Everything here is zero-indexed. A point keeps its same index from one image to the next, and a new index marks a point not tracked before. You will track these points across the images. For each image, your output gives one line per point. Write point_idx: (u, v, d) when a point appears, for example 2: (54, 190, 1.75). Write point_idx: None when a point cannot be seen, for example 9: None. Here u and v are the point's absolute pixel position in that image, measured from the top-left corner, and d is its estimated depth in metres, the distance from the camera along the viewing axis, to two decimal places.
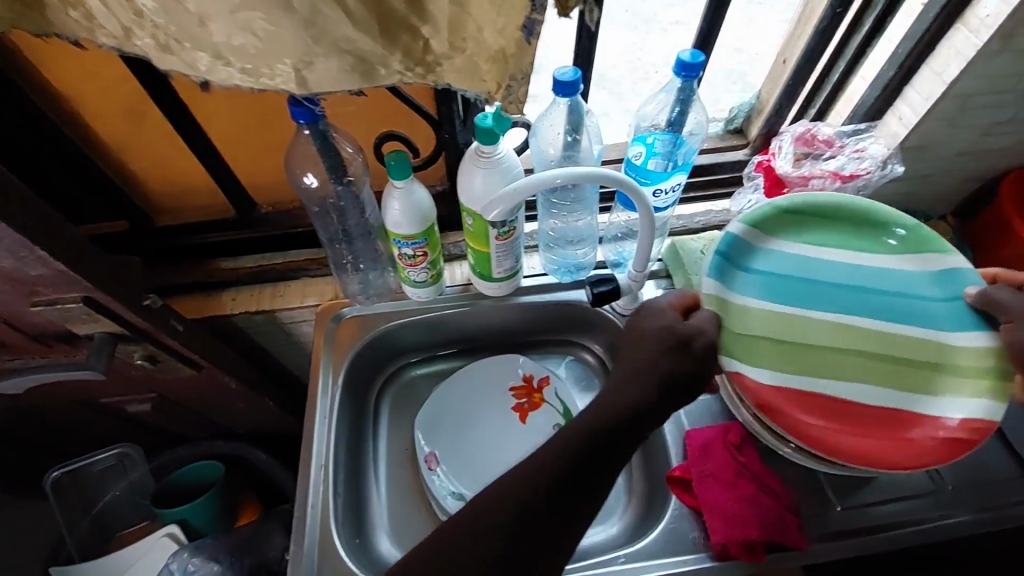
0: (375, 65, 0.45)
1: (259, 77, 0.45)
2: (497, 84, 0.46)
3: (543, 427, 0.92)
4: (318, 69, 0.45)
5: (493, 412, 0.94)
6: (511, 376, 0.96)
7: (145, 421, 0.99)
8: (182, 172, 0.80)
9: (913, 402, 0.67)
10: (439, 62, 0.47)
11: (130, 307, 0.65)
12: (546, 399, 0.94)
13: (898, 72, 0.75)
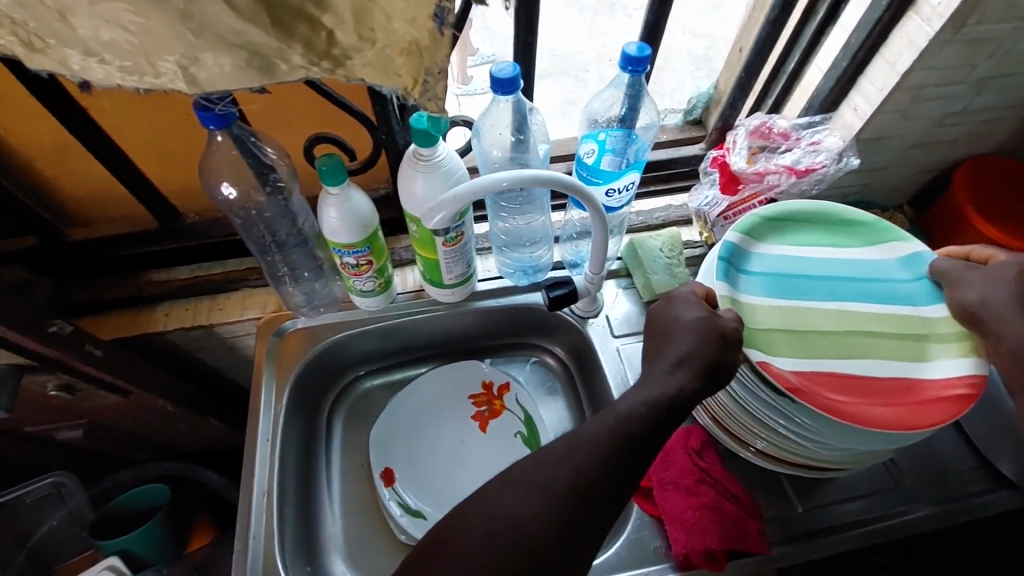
0: (273, 59, 0.40)
1: (141, 76, 0.39)
2: (413, 79, 0.41)
3: (504, 436, 0.89)
4: (208, 65, 0.39)
5: (450, 422, 0.90)
6: (470, 384, 0.93)
7: (79, 447, 0.93)
8: (93, 180, 0.73)
9: (910, 369, 0.61)
10: (348, 56, 0.41)
11: (31, 334, 0.58)
12: (507, 406, 0.91)
13: (852, 62, 0.73)
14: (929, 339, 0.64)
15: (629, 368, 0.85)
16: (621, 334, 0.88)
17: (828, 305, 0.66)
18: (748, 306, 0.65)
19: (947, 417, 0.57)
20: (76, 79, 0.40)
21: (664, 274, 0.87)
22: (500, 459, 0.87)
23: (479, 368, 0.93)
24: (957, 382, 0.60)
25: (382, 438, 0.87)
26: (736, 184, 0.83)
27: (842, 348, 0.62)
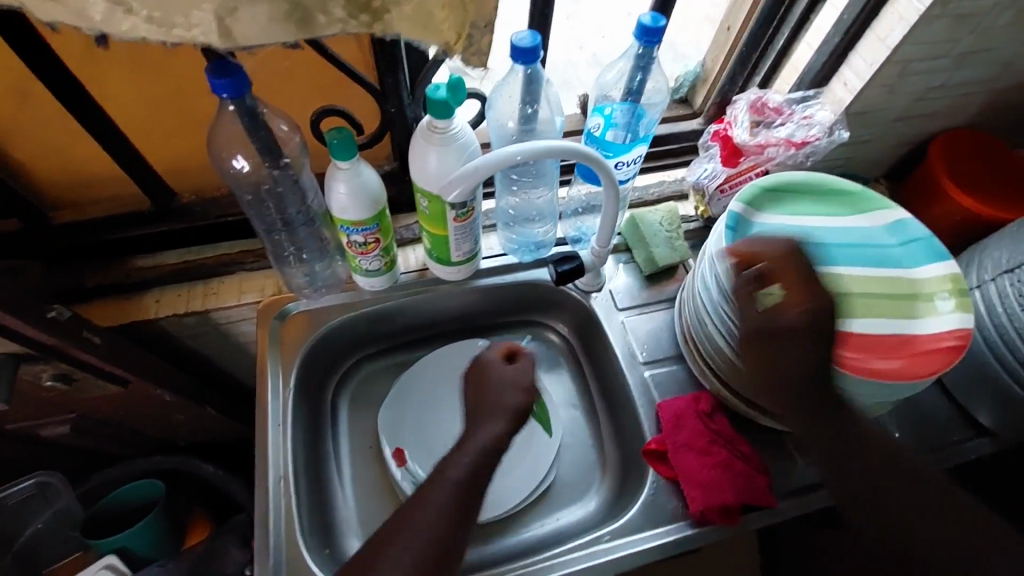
0: (312, 11, 0.39)
1: (171, 28, 0.37)
2: (457, 34, 0.42)
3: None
4: (244, 17, 0.38)
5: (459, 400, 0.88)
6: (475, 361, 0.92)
7: (65, 445, 0.88)
8: (83, 159, 0.69)
9: (903, 326, 0.65)
10: (387, 9, 0.40)
11: (30, 320, 0.55)
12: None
13: (844, 38, 0.76)
14: (917, 299, 0.67)
15: (635, 341, 0.87)
16: (625, 308, 0.90)
17: (820, 270, 0.69)
18: None
19: (940, 367, 0.61)
20: (97, 32, 0.37)
21: (665, 248, 0.90)
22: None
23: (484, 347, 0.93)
24: (946, 335, 0.63)
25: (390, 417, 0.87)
26: (737, 156, 0.85)
27: (836, 311, 0.65)
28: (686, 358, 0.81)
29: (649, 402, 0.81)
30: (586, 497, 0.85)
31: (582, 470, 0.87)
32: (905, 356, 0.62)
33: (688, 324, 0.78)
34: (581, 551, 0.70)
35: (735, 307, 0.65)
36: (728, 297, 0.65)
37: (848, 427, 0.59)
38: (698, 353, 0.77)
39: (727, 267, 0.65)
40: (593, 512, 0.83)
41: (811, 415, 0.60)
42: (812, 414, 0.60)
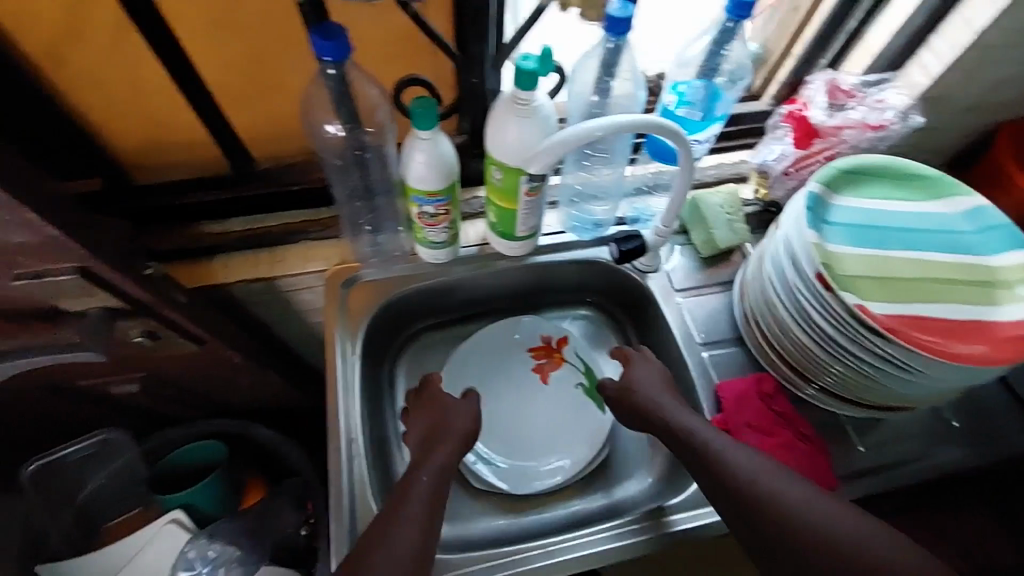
0: None
1: None
2: None
3: (567, 388, 0.89)
4: None
5: (512, 373, 0.91)
6: (528, 337, 0.93)
7: (130, 404, 0.91)
8: (167, 125, 0.70)
9: (985, 312, 0.64)
10: None
11: (129, 275, 0.56)
12: (567, 359, 0.92)
13: (927, 20, 0.75)
14: (998, 285, 0.66)
15: (691, 322, 0.86)
16: (682, 290, 0.89)
17: (904, 253, 0.67)
18: (832, 254, 0.66)
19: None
20: None
21: (726, 230, 0.89)
22: (566, 408, 0.88)
23: (538, 324, 0.93)
24: None
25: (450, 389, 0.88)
26: (811, 138, 0.83)
27: (918, 294, 0.65)
28: (747, 339, 0.82)
29: (706, 382, 0.81)
30: (640, 473, 0.85)
31: (637, 447, 0.87)
32: (987, 342, 0.62)
33: (754, 305, 0.79)
34: (646, 524, 0.72)
35: (813, 288, 0.66)
36: (805, 277, 0.66)
37: (730, 484, 0.62)
38: (762, 334, 0.78)
39: (806, 247, 0.65)
40: (649, 487, 0.84)
41: (703, 474, 0.64)
42: (716, 472, 0.63)
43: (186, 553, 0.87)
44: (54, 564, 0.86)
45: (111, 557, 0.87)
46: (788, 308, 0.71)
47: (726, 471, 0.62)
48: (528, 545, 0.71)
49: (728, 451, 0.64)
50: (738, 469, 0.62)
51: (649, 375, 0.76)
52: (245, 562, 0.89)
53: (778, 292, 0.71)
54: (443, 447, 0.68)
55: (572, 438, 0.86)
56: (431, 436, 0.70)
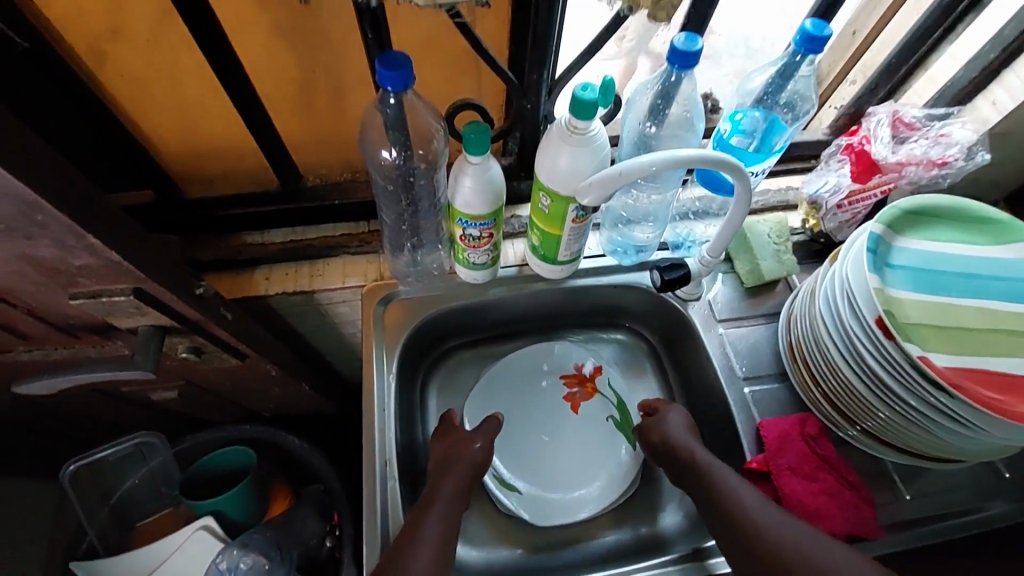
0: None
1: None
2: None
3: (598, 421, 0.87)
4: None
5: (544, 399, 0.88)
6: (562, 364, 0.90)
7: (167, 408, 0.92)
8: (219, 136, 0.70)
9: None
10: None
11: (182, 296, 0.56)
12: (599, 389, 0.89)
13: (1000, 55, 0.72)
14: None
15: (733, 355, 0.84)
16: (724, 321, 0.87)
17: (968, 301, 0.64)
18: (892, 300, 0.63)
19: None
20: None
21: (773, 260, 0.87)
22: (596, 440, 0.85)
23: (574, 351, 0.90)
24: None
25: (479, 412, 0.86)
26: (872, 173, 0.80)
27: (983, 346, 0.62)
28: (793, 376, 0.79)
29: (748, 418, 0.79)
30: (673, 508, 0.83)
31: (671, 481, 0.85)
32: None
33: (801, 343, 0.76)
34: (682, 566, 0.70)
35: (871, 334, 0.63)
36: (861, 322, 0.64)
37: (760, 546, 0.59)
38: (809, 374, 0.75)
39: (865, 290, 0.63)
40: (682, 523, 0.82)
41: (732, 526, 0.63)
42: (739, 523, 0.61)
43: (217, 564, 0.87)
44: (87, 562, 0.87)
45: (142, 560, 0.88)
46: (840, 351, 0.68)
47: (748, 523, 0.61)
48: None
49: (751, 507, 0.62)
50: (762, 522, 0.60)
51: (679, 423, 0.74)
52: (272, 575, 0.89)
53: (831, 334, 0.68)
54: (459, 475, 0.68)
55: (603, 472, 0.83)
56: (445, 464, 0.70)
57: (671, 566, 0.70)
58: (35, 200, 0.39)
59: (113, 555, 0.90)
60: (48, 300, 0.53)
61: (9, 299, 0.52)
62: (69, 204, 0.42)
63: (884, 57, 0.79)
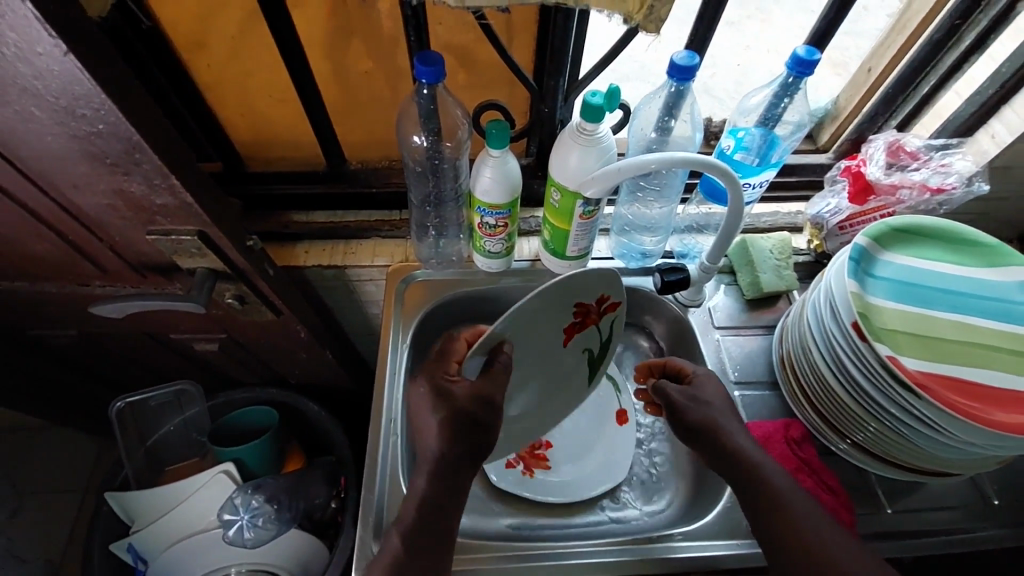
0: None
1: None
2: (641, 4, 0.49)
3: (576, 350, 0.84)
4: None
5: (547, 329, 0.76)
6: (586, 292, 0.79)
7: (207, 362, 1.02)
8: (278, 121, 0.81)
9: None
10: None
11: (236, 245, 0.66)
12: (597, 323, 0.84)
13: (999, 91, 0.76)
14: None
15: (727, 359, 0.88)
16: (722, 327, 0.91)
17: (948, 315, 0.67)
18: (871, 306, 0.67)
19: None
20: None
21: (773, 274, 0.91)
22: (566, 375, 0.85)
23: (611, 285, 0.81)
24: None
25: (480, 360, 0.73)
26: (867, 194, 0.85)
27: (959, 357, 0.65)
28: (781, 383, 0.82)
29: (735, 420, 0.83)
30: (658, 502, 0.87)
31: (658, 477, 0.89)
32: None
33: (789, 349, 0.80)
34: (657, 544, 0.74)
35: (848, 336, 0.66)
36: (839, 324, 0.67)
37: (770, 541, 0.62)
38: (795, 380, 0.78)
39: (844, 294, 0.67)
40: (666, 515, 0.85)
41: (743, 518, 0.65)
42: None
43: (233, 500, 0.97)
44: (121, 492, 0.97)
45: (167, 497, 0.98)
46: (823, 355, 0.71)
47: None
48: (538, 545, 0.74)
49: None
50: None
51: (719, 395, 0.74)
52: (279, 521, 0.97)
53: (815, 339, 0.72)
54: (469, 458, 0.66)
55: (565, 405, 0.87)
56: (454, 456, 0.65)
57: (645, 544, 0.74)
58: (138, 141, 0.50)
59: (143, 489, 1.00)
60: (129, 237, 0.64)
61: (100, 234, 0.63)
62: (161, 149, 0.53)
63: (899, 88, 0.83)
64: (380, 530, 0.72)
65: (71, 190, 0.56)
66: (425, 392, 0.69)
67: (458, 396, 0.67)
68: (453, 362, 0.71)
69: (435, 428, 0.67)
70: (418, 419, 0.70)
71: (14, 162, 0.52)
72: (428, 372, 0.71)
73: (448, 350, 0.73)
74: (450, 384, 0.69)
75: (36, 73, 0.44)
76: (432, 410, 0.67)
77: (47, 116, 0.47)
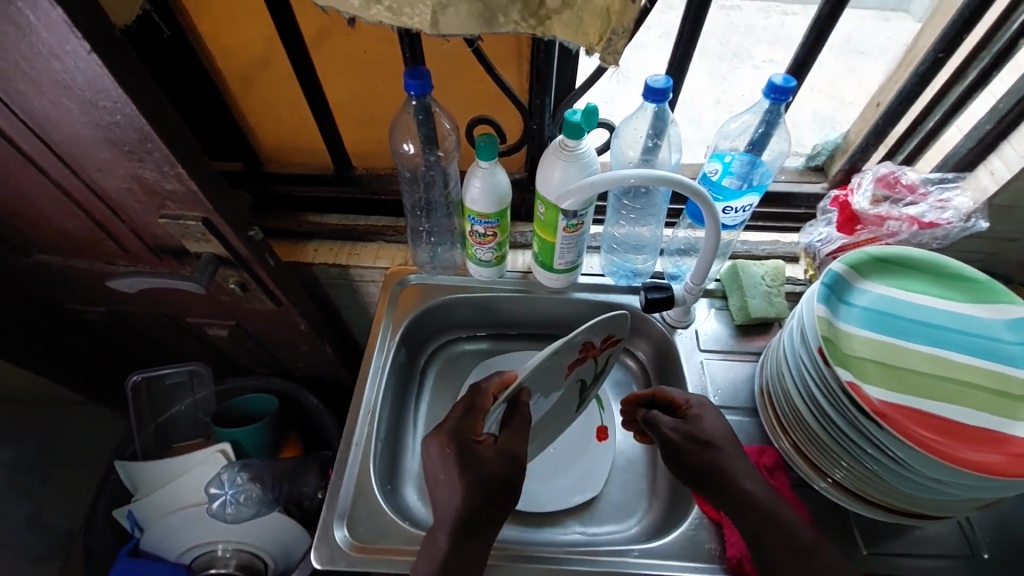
0: (496, 13, 0.52)
1: (400, 16, 0.52)
2: (600, 36, 0.53)
3: (572, 383, 0.83)
4: (450, 13, 0.51)
5: (556, 370, 0.76)
6: (596, 333, 0.79)
7: (218, 347, 1.09)
8: (295, 127, 0.89)
9: (1001, 424, 0.61)
10: (549, 16, 0.53)
11: (237, 233, 0.73)
12: (596, 356, 0.84)
13: (997, 126, 0.75)
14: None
15: (710, 383, 0.87)
16: (707, 350, 0.91)
17: (924, 348, 0.66)
18: (841, 333, 0.67)
19: None
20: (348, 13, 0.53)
21: (762, 301, 0.91)
22: (558, 407, 0.83)
23: (616, 325, 0.82)
24: None
25: (501, 414, 0.72)
26: (855, 224, 0.85)
27: (929, 391, 0.63)
28: (759, 411, 0.81)
29: None
30: (629, 521, 0.86)
31: (633, 497, 0.89)
32: (1003, 455, 0.58)
33: (768, 379, 0.78)
34: (612, 559, 0.74)
35: (815, 362, 0.65)
36: (808, 349, 0.66)
37: None
38: (772, 409, 0.77)
39: (814, 319, 0.67)
40: (633, 535, 0.84)
41: None
42: None
43: (221, 475, 1.01)
44: (128, 463, 1.04)
45: (164, 471, 1.04)
46: (795, 383, 0.70)
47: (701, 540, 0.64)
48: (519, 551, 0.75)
49: None
50: None
51: (715, 428, 0.72)
52: (261, 501, 1.02)
53: (789, 365, 0.71)
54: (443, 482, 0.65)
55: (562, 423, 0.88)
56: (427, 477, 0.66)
57: (598, 557, 0.74)
58: (149, 132, 0.57)
59: (148, 461, 1.07)
60: (146, 219, 0.71)
61: (122, 215, 0.71)
62: (171, 140, 0.60)
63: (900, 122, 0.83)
64: (346, 516, 0.75)
65: (99, 173, 0.64)
66: (450, 454, 0.67)
67: (486, 457, 0.67)
68: (478, 419, 0.71)
69: (461, 492, 0.64)
70: (437, 479, 0.67)
71: (50, 144, 0.60)
72: (451, 432, 0.69)
73: (471, 405, 0.72)
74: (476, 444, 0.68)
75: (66, 68, 0.51)
76: (458, 473, 0.65)
77: (76, 106, 0.55)
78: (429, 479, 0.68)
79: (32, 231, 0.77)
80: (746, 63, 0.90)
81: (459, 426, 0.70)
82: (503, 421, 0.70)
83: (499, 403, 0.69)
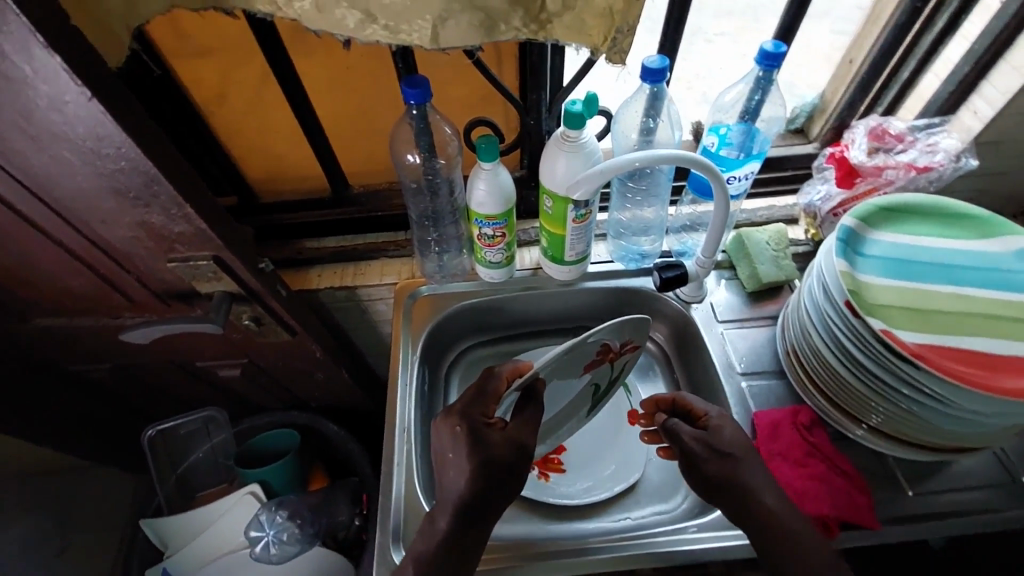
0: (498, 21, 0.51)
1: (398, 33, 0.49)
2: (605, 37, 0.53)
3: (587, 383, 0.85)
4: (450, 27, 0.49)
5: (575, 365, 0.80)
6: (613, 336, 0.81)
7: (231, 388, 1.06)
8: (286, 153, 0.87)
9: None
10: (550, 21, 0.53)
11: (247, 267, 0.71)
12: (614, 359, 0.85)
13: (974, 68, 0.78)
14: None
15: (733, 352, 0.88)
16: (725, 321, 0.92)
17: (942, 288, 0.68)
18: (862, 284, 0.69)
19: None
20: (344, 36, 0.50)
21: (771, 265, 0.92)
22: (575, 400, 0.85)
23: (631, 331, 0.83)
24: None
25: (513, 401, 0.74)
26: (853, 177, 0.89)
27: (955, 327, 0.65)
28: (788, 372, 0.82)
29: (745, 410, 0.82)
30: (676, 499, 0.87)
31: (675, 475, 0.89)
32: None
33: (793, 340, 0.80)
34: (672, 538, 0.74)
35: (842, 315, 0.67)
36: (833, 304, 0.68)
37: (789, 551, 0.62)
38: (801, 369, 0.79)
39: (834, 274, 0.68)
40: (684, 511, 0.85)
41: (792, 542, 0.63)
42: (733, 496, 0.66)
43: (259, 516, 1.00)
44: (155, 519, 1.01)
45: (196, 521, 1.02)
46: (824, 338, 0.71)
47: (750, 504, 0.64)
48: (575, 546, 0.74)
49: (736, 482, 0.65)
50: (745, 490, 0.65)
51: (736, 439, 0.69)
52: (302, 538, 1.00)
53: (814, 322, 0.72)
54: (496, 488, 0.64)
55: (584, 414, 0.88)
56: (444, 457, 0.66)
57: (658, 538, 0.74)
58: (155, 174, 0.56)
59: (176, 515, 1.04)
60: (152, 266, 0.69)
61: (127, 265, 0.69)
62: (175, 180, 0.58)
63: (881, 74, 0.85)
64: (400, 537, 0.74)
65: (101, 224, 0.62)
66: (460, 433, 0.66)
67: (496, 442, 0.66)
68: (490, 403, 0.69)
69: (467, 475, 0.63)
70: (445, 458, 0.67)
71: (48, 201, 0.58)
72: (460, 412, 0.68)
73: (482, 390, 0.71)
74: (487, 427, 0.67)
75: (64, 119, 0.49)
76: (466, 455, 0.64)
77: (77, 158, 0.53)
78: (438, 461, 0.68)
79: (31, 294, 0.74)
80: (698, 39, 0.91)
81: (468, 406, 0.69)
82: (516, 410, 0.71)
83: (510, 389, 0.70)
